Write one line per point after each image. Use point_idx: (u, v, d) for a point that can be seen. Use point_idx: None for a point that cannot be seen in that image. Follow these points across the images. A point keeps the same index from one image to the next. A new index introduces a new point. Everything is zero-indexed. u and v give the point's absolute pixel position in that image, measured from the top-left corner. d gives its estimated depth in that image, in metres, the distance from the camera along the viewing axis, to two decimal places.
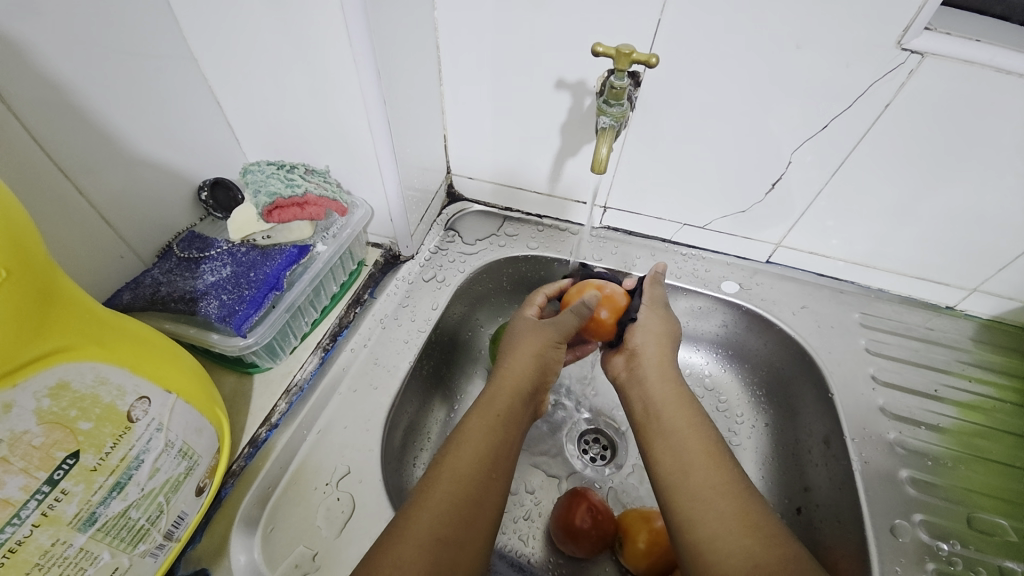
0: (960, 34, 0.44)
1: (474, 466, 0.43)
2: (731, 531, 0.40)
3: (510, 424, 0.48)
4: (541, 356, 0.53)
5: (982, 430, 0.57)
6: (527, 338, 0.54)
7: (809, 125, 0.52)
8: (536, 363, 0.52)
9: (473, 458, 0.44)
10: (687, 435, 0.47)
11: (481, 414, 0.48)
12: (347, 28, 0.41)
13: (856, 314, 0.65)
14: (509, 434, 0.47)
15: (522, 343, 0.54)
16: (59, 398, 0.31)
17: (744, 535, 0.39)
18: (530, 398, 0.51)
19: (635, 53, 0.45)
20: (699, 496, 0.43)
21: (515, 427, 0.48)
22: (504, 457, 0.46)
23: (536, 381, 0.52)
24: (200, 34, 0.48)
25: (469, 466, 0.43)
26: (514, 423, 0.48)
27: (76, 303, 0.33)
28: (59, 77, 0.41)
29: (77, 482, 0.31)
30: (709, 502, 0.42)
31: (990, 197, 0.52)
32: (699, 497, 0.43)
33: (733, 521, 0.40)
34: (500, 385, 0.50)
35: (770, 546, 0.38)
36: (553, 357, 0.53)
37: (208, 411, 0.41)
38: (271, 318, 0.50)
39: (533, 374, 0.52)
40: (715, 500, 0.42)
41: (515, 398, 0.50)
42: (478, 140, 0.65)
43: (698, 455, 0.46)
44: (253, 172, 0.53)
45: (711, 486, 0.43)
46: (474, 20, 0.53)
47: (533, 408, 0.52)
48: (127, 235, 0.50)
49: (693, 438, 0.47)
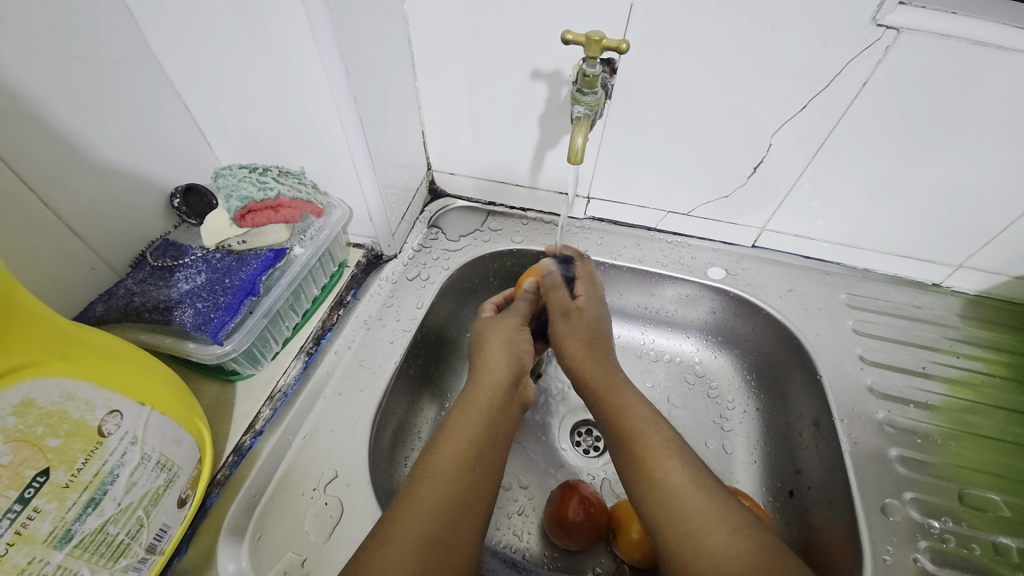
0: (936, 7, 0.44)
1: (464, 466, 0.43)
2: (712, 520, 0.40)
3: (498, 421, 0.48)
4: (515, 345, 0.53)
5: (972, 406, 0.57)
6: (495, 330, 0.54)
7: (788, 105, 0.52)
8: (510, 355, 0.52)
9: (461, 458, 0.44)
10: (664, 425, 0.47)
11: (472, 414, 0.48)
12: (311, 25, 0.40)
13: (843, 295, 0.65)
14: (496, 432, 0.47)
15: (495, 335, 0.54)
16: (24, 416, 0.30)
17: (724, 525, 0.39)
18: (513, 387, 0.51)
19: (606, 39, 0.44)
20: (676, 487, 0.43)
21: (504, 426, 0.48)
22: (494, 457, 0.46)
23: (515, 369, 0.52)
24: (164, 38, 0.47)
25: (457, 465, 0.43)
26: (505, 422, 0.48)
27: (39, 317, 0.32)
28: (17, 87, 0.40)
29: (50, 499, 0.31)
30: (686, 492, 0.42)
31: (973, 171, 0.52)
32: (676, 489, 0.42)
33: (710, 511, 0.40)
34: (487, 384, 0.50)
35: (744, 537, 0.38)
36: (524, 344, 0.54)
37: (185, 421, 0.40)
38: (247, 324, 0.49)
39: (507, 359, 0.52)
40: (690, 492, 0.42)
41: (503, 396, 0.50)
42: (457, 135, 0.65)
43: (675, 445, 0.45)
44: (225, 177, 0.52)
45: (688, 476, 0.43)
46: (446, 13, 0.53)
47: (519, 403, 0.52)
48: (98, 246, 0.49)
49: (671, 428, 0.47)
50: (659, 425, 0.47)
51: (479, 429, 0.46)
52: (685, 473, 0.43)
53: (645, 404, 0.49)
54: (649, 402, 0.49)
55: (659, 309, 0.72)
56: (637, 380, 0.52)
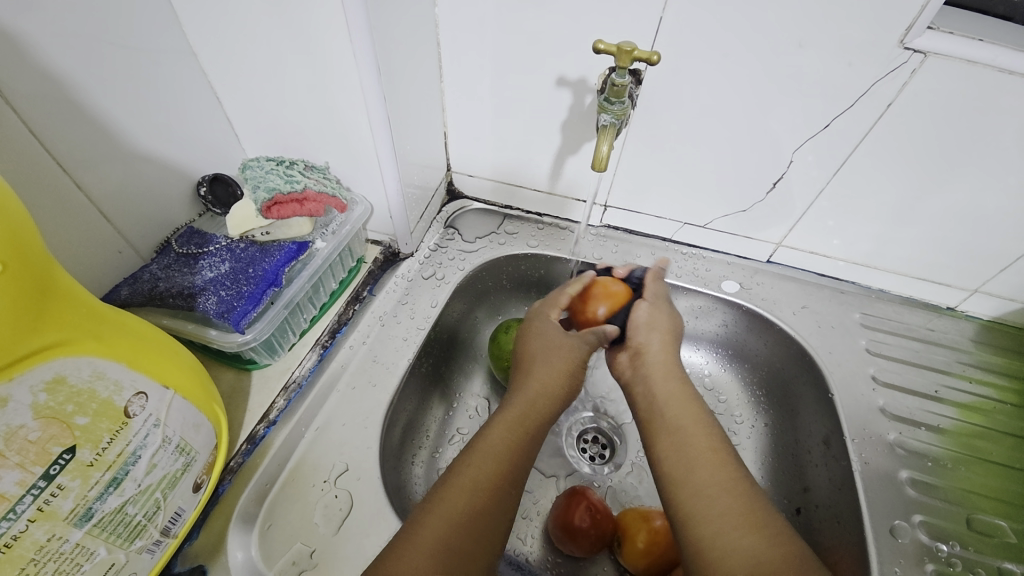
0: (962, 33, 0.44)
1: (491, 470, 0.44)
2: (738, 528, 0.39)
3: (531, 427, 0.48)
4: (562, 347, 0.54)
5: (982, 431, 0.57)
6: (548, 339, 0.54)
7: (811, 123, 0.52)
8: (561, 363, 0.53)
9: (490, 462, 0.44)
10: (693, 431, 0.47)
11: (502, 417, 0.48)
12: (346, 21, 0.41)
13: (856, 314, 0.65)
14: (526, 435, 0.48)
15: (542, 334, 0.55)
16: (55, 393, 0.30)
17: (752, 534, 0.39)
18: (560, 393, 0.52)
19: (636, 51, 0.45)
20: (704, 492, 0.42)
21: (535, 428, 0.49)
22: (524, 461, 0.46)
23: (563, 372, 0.52)
24: (200, 30, 0.48)
25: (487, 468, 0.44)
26: (536, 427, 0.49)
27: (72, 296, 0.33)
28: (58, 71, 0.41)
29: (74, 477, 0.31)
30: (713, 498, 0.42)
31: (991, 197, 0.52)
32: (700, 495, 0.42)
33: (739, 518, 0.40)
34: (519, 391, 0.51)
35: (775, 545, 0.38)
36: (582, 367, 0.54)
37: (205, 407, 0.41)
38: (269, 314, 0.50)
39: (560, 363, 0.52)
40: (719, 498, 0.42)
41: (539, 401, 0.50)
42: (479, 137, 0.65)
43: (707, 451, 0.45)
44: (252, 167, 0.54)
45: (717, 483, 0.43)
46: (476, 18, 0.53)
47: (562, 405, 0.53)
48: (126, 231, 0.49)
49: (704, 434, 0.47)
50: (693, 429, 0.47)
51: (512, 434, 0.47)
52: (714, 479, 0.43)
53: (675, 409, 0.49)
54: (684, 407, 0.49)
55: None
56: (669, 383, 0.51)
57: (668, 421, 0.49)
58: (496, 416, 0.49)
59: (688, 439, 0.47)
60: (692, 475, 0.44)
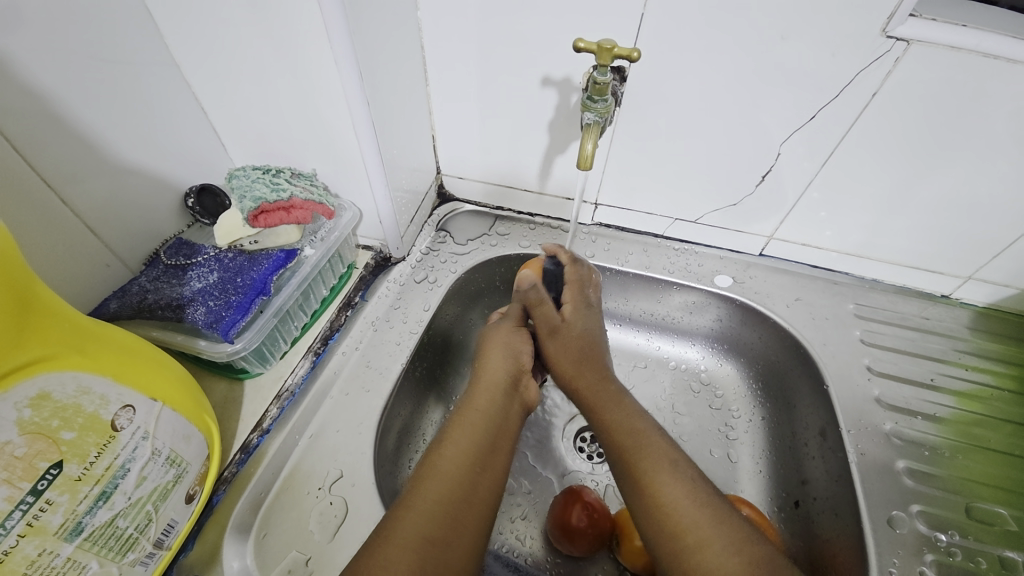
0: (946, 19, 0.44)
1: (461, 465, 0.43)
2: (707, 535, 0.40)
3: (496, 421, 0.48)
4: (513, 355, 0.53)
5: (979, 419, 0.57)
6: (496, 335, 0.54)
7: (798, 115, 0.52)
8: (509, 362, 0.52)
9: (460, 457, 0.44)
10: (661, 430, 0.48)
11: (465, 414, 0.47)
12: (327, 28, 0.41)
13: (851, 305, 0.65)
14: (491, 432, 0.47)
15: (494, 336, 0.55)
16: (40, 409, 0.30)
17: (723, 537, 0.39)
18: (509, 392, 0.50)
19: (617, 48, 0.44)
20: (671, 499, 0.42)
21: (501, 423, 0.48)
22: (492, 456, 0.45)
23: (514, 372, 0.52)
24: (183, 42, 0.48)
25: (455, 466, 0.43)
26: (501, 420, 0.48)
27: (56, 312, 0.33)
28: (39, 87, 0.41)
29: (62, 492, 0.31)
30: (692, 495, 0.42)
31: (982, 183, 0.52)
32: (676, 491, 0.43)
33: (709, 522, 0.40)
34: (475, 384, 0.50)
35: (748, 545, 0.39)
36: (523, 352, 0.54)
37: (195, 418, 0.41)
38: (258, 323, 0.50)
39: (507, 363, 0.52)
40: (694, 494, 0.42)
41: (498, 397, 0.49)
42: (467, 140, 0.65)
43: (667, 456, 0.45)
44: (237, 177, 0.53)
45: (688, 480, 0.43)
46: (460, 21, 0.53)
47: (517, 400, 0.51)
48: (113, 244, 0.49)
49: (667, 434, 0.47)
50: (647, 436, 0.47)
51: (478, 430, 0.46)
52: (678, 485, 0.43)
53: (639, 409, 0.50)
54: (643, 406, 0.50)
55: (665, 316, 0.72)
56: (630, 383, 0.52)
57: (620, 430, 0.48)
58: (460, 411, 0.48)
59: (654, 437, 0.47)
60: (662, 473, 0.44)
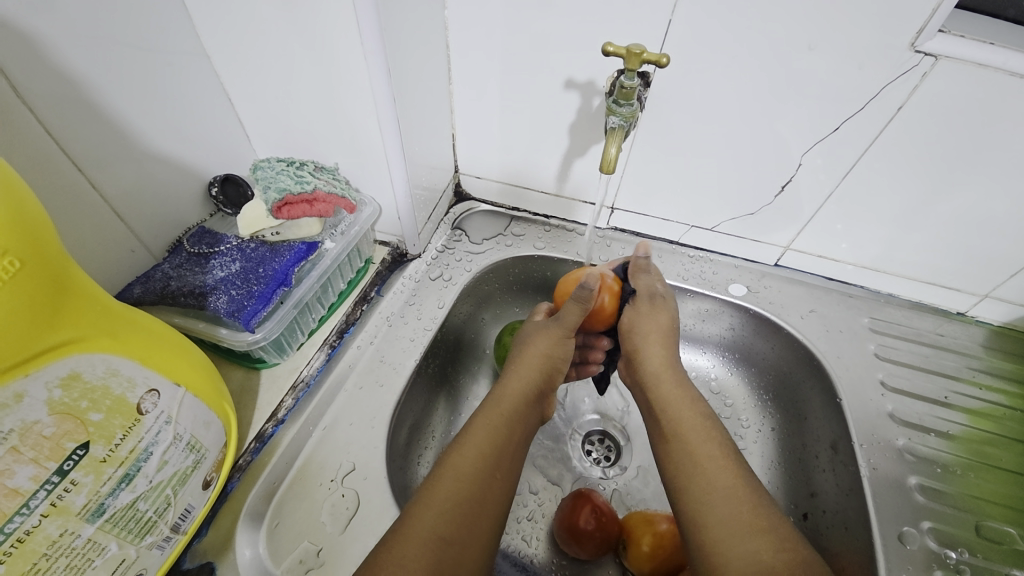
0: (974, 37, 0.44)
1: (476, 466, 0.43)
2: (733, 537, 0.40)
3: (515, 424, 0.48)
4: (549, 355, 0.53)
5: (992, 438, 0.56)
6: (541, 334, 0.54)
7: (820, 127, 0.52)
8: (542, 366, 0.52)
9: (476, 457, 0.44)
10: (702, 431, 0.47)
11: (486, 414, 0.48)
12: (358, 23, 0.41)
13: (865, 319, 0.65)
14: (511, 438, 0.47)
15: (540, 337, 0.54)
16: (70, 389, 0.31)
17: (759, 536, 0.39)
18: (534, 402, 0.51)
19: (646, 53, 0.45)
20: (714, 494, 0.43)
21: (519, 426, 0.48)
22: (510, 457, 0.46)
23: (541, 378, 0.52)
24: (212, 31, 0.48)
25: (473, 465, 0.43)
26: (521, 424, 0.49)
27: (88, 293, 0.33)
28: (73, 72, 0.41)
29: (87, 473, 0.32)
30: (723, 501, 0.42)
31: (1003, 202, 0.52)
32: (711, 497, 0.43)
33: (743, 521, 0.40)
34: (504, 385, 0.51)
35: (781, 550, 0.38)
36: (561, 359, 0.54)
37: (216, 405, 0.41)
38: (279, 314, 0.50)
39: (536, 373, 0.52)
40: (726, 501, 0.42)
41: (520, 399, 0.50)
42: (487, 139, 0.65)
43: (715, 452, 0.45)
44: (263, 169, 0.54)
45: (726, 486, 0.43)
46: (486, 21, 0.54)
47: (539, 411, 0.52)
48: (139, 230, 0.50)
49: (713, 435, 0.47)
50: (697, 433, 0.47)
51: (494, 432, 0.46)
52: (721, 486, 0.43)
53: (678, 408, 0.49)
54: (687, 404, 0.50)
55: None
56: (677, 382, 0.52)
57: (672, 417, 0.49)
58: (484, 410, 0.48)
59: (692, 438, 0.47)
60: (699, 476, 0.44)
